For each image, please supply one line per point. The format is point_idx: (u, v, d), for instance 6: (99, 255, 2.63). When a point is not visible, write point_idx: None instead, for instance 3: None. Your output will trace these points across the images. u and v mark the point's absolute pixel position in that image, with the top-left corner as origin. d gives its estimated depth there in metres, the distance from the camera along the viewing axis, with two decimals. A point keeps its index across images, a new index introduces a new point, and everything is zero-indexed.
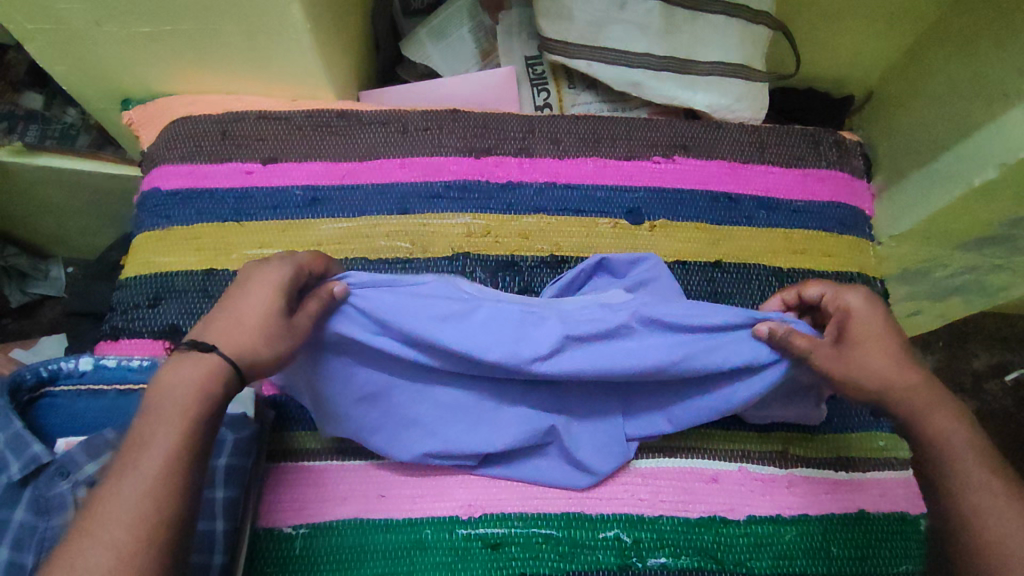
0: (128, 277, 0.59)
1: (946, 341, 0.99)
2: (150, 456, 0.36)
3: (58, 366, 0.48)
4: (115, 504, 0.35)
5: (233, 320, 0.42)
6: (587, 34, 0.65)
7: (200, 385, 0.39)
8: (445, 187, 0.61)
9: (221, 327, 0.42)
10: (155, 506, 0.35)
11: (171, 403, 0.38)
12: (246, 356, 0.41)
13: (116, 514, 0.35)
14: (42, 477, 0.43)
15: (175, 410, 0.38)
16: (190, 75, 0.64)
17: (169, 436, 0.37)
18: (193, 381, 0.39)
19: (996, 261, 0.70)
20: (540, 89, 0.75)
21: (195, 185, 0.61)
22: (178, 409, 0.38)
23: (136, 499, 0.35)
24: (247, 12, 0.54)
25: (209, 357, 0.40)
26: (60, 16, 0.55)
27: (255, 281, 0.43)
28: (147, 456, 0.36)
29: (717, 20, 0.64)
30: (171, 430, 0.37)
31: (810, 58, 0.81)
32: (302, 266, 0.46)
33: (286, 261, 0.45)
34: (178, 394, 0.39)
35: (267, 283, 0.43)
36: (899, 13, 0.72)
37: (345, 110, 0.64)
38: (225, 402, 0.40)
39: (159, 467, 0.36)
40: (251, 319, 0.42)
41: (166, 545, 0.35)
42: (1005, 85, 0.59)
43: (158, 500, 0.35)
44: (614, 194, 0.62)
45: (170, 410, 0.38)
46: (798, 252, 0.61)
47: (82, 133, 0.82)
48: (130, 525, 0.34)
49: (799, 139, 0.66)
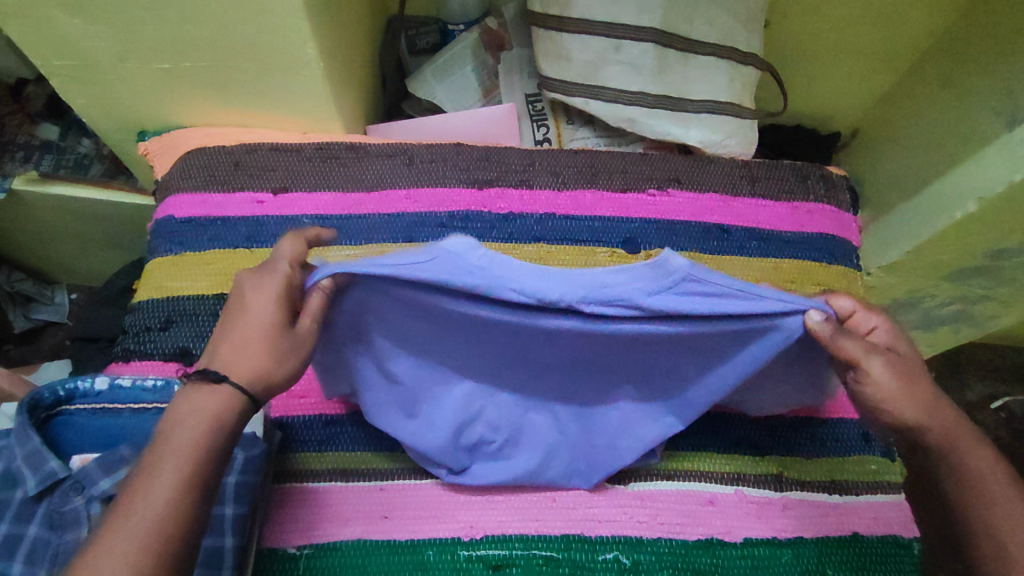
0: (141, 300, 0.61)
1: (939, 373, 1.00)
2: (161, 485, 0.37)
3: (74, 385, 0.49)
4: (122, 530, 0.36)
5: (242, 340, 0.42)
6: (585, 74, 0.68)
7: (219, 412, 0.40)
8: (449, 217, 0.64)
9: (231, 350, 0.42)
10: (163, 537, 0.36)
11: (188, 431, 0.39)
12: (258, 376, 0.42)
13: (123, 541, 0.35)
14: (58, 493, 0.44)
15: (189, 439, 0.39)
16: (207, 108, 0.67)
17: (181, 463, 0.38)
18: (209, 408, 0.40)
19: (982, 291, 0.72)
20: (540, 124, 0.78)
21: (208, 213, 0.63)
22: (194, 436, 0.39)
23: (146, 527, 0.36)
24: (264, 51, 0.57)
25: (222, 386, 0.41)
26: (87, 53, 0.58)
27: (252, 293, 0.43)
28: (157, 480, 0.37)
29: (706, 61, 0.68)
30: (182, 452, 0.39)
31: (796, 96, 0.85)
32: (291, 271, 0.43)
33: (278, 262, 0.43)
34: (194, 421, 0.40)
35: (265, 291, 0.43)
36: (881, 54, 0.76)
37: (354, 143, 0.67)
38: (237, 425, 0.41)
39: (168, 491, 0.37)
40: (261, 339, 0.42)
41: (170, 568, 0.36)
42: (981, 124, 0.62)
43: (166, 521, 0.36)
44: (612, 224, 0.64)
45: (185, 436, 0.39)
46: (788, 280, 0.64)
47: (96, 162, 0.85)
48: (143, 549, 0.35)
49: (788, 174, 0.69)
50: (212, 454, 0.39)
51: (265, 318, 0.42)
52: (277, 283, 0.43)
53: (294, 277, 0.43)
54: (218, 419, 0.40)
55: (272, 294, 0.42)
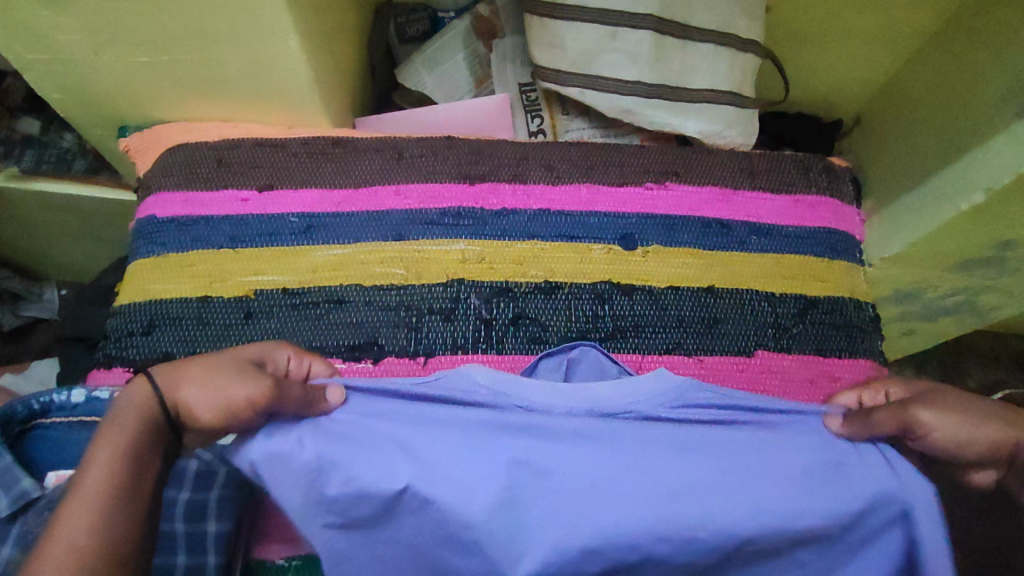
0: (122, 303, 0.59)
1: (940, 361, 1.00)
2: (93, 470, 0.38)
3: (50, 398, 0.49)
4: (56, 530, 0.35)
5: (202, 361, 0.44)
6: (578, 63, 0.65)
7: (143, 407, 0.41)
8: (439, 214, 0.62)
9: (188, 363, 0.44)
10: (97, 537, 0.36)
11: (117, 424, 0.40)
12: (177, 387, 0.42)
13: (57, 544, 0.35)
14: (29, 513, 0.43)
15: (122, 429, 0.40)
16: (188, 102, 0.65)
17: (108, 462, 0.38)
18: (132, 402, 0.41)
19: (985, 282, 0.71)
20: (534, 115, 0.76)
21: (191, 213, 0.61)
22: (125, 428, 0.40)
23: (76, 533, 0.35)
24: (244, 44, 0.55)
25: (141, 379, 0.42)
26: (59, 47, 0.56)
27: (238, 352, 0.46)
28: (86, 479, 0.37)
29: (705, 48, 0.66)
30: (111, 446, 0.39)
31: (796, 83, 0.83)
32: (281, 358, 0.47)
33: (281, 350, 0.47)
34: (126, 412, 0.41)
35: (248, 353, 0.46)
36: (885, 37, 0.74)
37: (341, 137, 0.65)
38: (161, 425, 0.41)
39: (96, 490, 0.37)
40: (215, 368, 0.43)
41: (130, 523, 0.37)
42: (988, 111, 0.60)
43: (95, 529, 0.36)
44: (607, 220, 0.62)
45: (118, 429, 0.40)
46: (788, 276, 0.62)
47: (80, 158, 0.80)
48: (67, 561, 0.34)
49: (789, 165, 0.67)
50: (138, 450, 0.39)
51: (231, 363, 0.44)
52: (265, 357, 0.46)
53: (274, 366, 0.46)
54: (142, 415, 0.41)
55: (249, 355, 0.45)
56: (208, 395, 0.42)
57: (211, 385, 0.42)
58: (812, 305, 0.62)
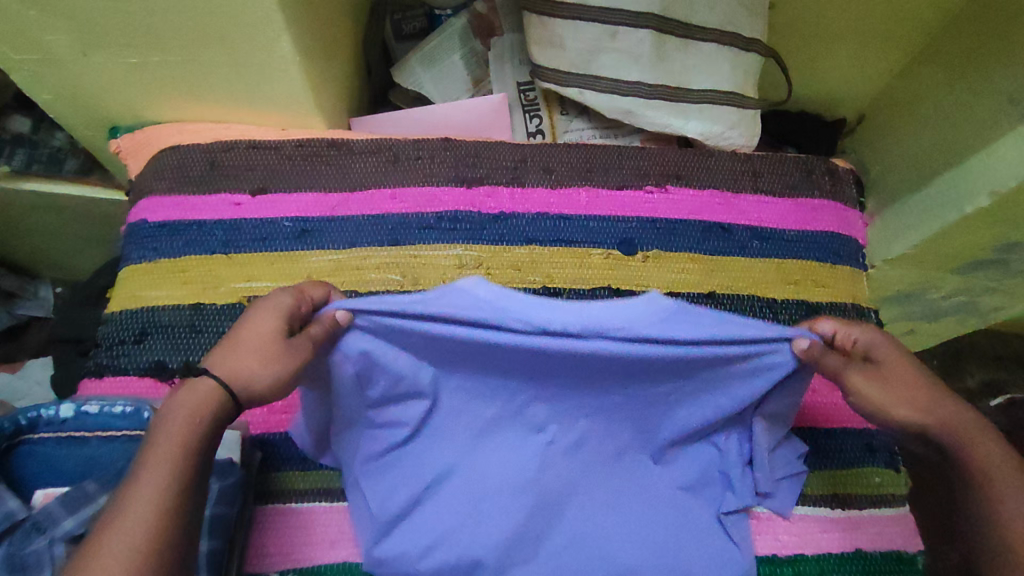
0: (114, 311, 0.58)
1: (942, 361, 0.99)
2: (150, 470, 0.38)
3: (38, 414, 0.48)
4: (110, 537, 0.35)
5: (236, 340, 0.43)
6: (578, 63, 0.64)
7: (199, 407, 0.40)
8: (436, 218, 0.61)
9: (225, 348, 0.43)
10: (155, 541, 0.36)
11: (170, 427, 0.39)
12: (237, 377, 0.41)
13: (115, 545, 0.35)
14: (16, 533, 0.42)
15: (173, 435, 0.39)
16: (179, 103, 0.63)
17: (163, 466, 0.38)
18: (186, 403, 0.40)
19: (989, 284, 0.70)
20: (533, 115, 0.74)
21: (183, 217, 0.60)
22: (177, 429, 0.39)
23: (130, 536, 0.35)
24: (235, 44, 0.54)
25: (200, 378, 0.41)
26: (46, 47, 0.54)
27: (258, 310, 0.44)
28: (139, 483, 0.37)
29: (707, 47, 0.65)
30: (166, 451, 0.38)
31: (799, 82, 0.82)
32: (302, 295, 0.46)
33: (287, 288, 0.46)
34: (179, 415, 0.40)
35: (271, 307, 0.44)
36: (890, 35, 0.72)
37: (335, 138, 0.63)
38: (219, 425, 0.41)
39: (152, 496, 0.37)
40: (252, 342, 0.42)
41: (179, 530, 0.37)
42: (994, 113, 0.58)
43: (149, 534, 0.36)
44: (606, 224, 0.61)
45: (173, 431, 0.39)
46: (790, 282, 0.61)
47: (71, 157, 0.78)
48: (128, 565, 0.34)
49: (791, 167, 0.66)
50: (193, 453, 0.39)
51: (265, 331, 0.43)
52: (285, 304, 0.44)
53: (298, 308, 0.45)
54: (194, 417, 0.40)
55: (276, 311, 0.44)
56: (267, 370, 0.42)
57: (267, 363, 0.42)
58: (814, 311, 0.61)
